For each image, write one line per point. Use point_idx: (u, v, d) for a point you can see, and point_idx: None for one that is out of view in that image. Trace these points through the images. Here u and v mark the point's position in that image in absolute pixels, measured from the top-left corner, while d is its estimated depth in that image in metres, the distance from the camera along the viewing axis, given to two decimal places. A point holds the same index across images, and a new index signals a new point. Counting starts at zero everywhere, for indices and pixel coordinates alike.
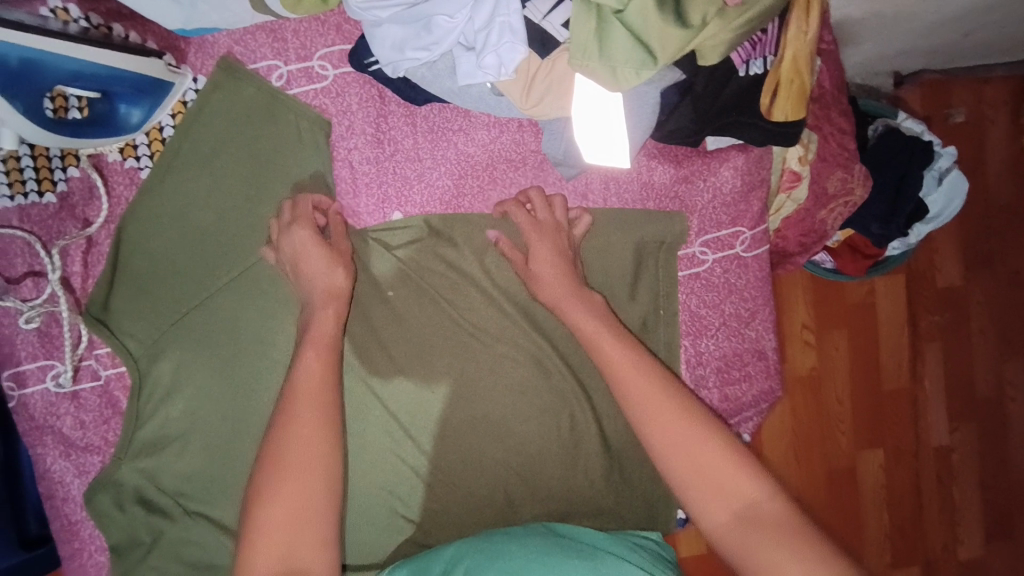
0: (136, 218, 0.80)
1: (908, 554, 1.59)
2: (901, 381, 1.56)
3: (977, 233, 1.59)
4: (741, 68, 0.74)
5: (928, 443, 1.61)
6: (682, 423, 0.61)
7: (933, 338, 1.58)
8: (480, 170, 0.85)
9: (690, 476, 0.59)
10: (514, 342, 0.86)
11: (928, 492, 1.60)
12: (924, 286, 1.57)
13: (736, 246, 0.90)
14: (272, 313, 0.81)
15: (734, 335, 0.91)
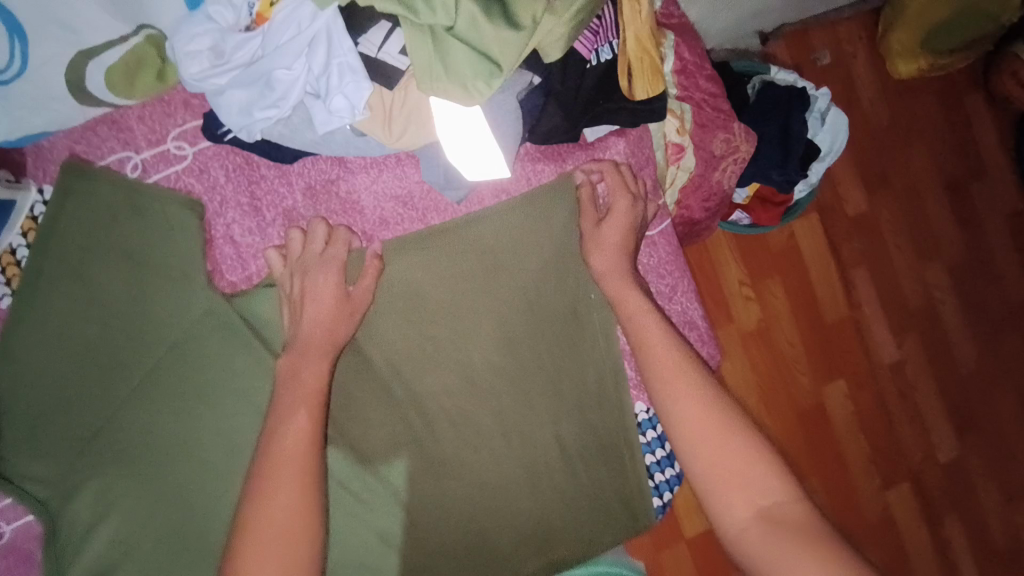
0: (14, 350, 0.73)
1: (893, 470, 1.65)
2: (841, 310, 1.63)
3: (868, 159, 1.68)
4: (592, 57, 0.75)
5: (883, 361, 1.68)
6: (712, 417, 0.67)
7: (858, 264, 1.66)
8: (369, 213, 0.82)
9: (714, 465, 0.64)
10: (451, 371, 0.83)
11: (898, 414, 1.67)
12: (839, 218, 1.66)
13: (640, 227, 0.89)
14: (187, 413, 0.75)
15: (662, 314, 0.89)
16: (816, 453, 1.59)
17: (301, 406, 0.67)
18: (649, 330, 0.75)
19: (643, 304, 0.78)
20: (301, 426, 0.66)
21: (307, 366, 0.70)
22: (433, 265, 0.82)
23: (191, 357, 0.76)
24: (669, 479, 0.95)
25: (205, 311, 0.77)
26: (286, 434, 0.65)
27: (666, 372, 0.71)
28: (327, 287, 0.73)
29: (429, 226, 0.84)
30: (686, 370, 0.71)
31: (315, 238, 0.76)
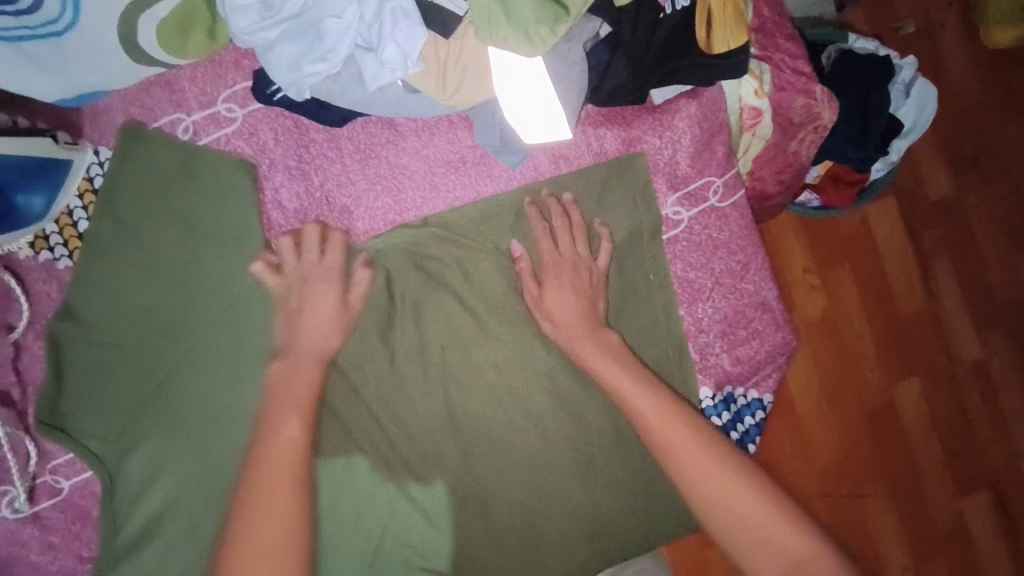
0: (72, 310, 0.73)
1: (973, 479, 1.47)
2: (916, 303, 1.48)
3: (958, 137, 1.51)
4: (665, 5, 0.70)
5: (964, 360, 1.50)
6: (719, 460, 0.64)
7: (941, 252, 1.50)
8: (419, 180, 0.77)
9: (738, 519, 0.61)
10: (501, 349, 0.78)
11: (981, 422, 1.49)
12: (921, 204, 1.50)
13: (711, 198, 0.81)
14: (235, 380, 0.74)
15: (732, 292, 0.80)
16: (888, 462, 1.43)
17: (291, 410, 0.65)
18: (617, 374, 0.71)
19: (611, 335, 0.74)
20: (292, 435, 0.64)
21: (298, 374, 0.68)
22: (475, 240, 0.78)
23: (239, 323, 0.74)
24: None
25: (259, 274, 0.74)
26: (272, 446, 0.62)
27: (658, 428, 0.66)
28: (325, 293, 0.71)
29: (480, 195, 0.78)
30: (676, 418, 0.67)
31: (309, 242, 0.72)
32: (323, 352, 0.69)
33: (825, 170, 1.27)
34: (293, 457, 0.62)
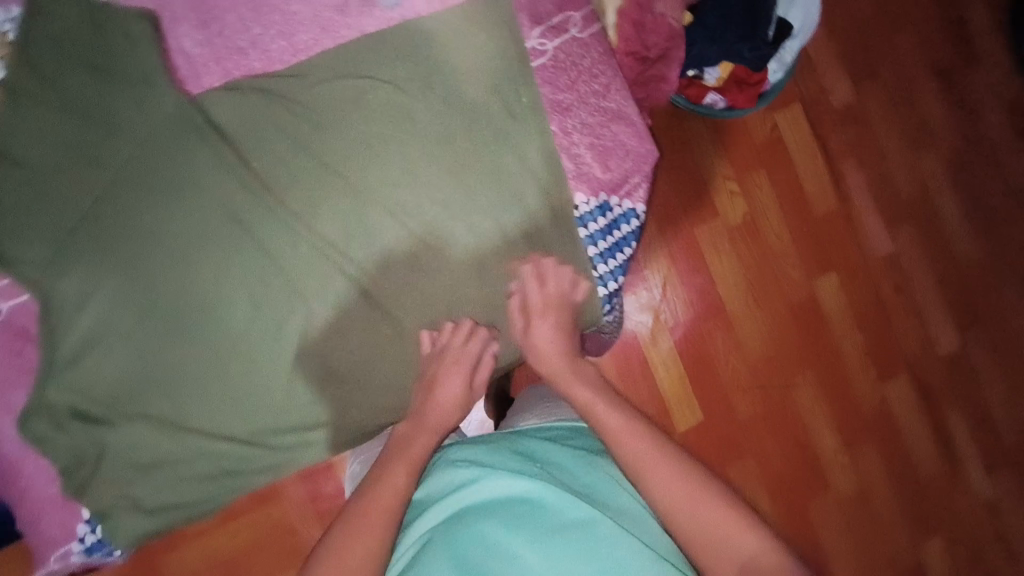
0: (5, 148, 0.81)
1: (890, 363, 1.54)
2: (830, 202, 1.52)
3: (848, 38, 1.56)
4: None
5: (876, 255, 1.57)
6: (681, 482, 0.80)
7: (846, 155, 1.55)
8: (309, 24, 0.88)
9: (638, 454, 0.83)
10: (393, 167, 0.86)
11: (896, 310, 1.56)
12: (825, 110, 1.55)
13: (572, 30, 0.92)
14: (157, 208, 0.83)
15: (598, 110, 0.92)
16: (810, 351, 1.49)
17: (426, 432, 0.91)
18: (542, 334, 0.94)
19: (631, 414, 0.90)
20: (398, 483, 0.84)
21: (436, 415, 0.92)
22: (359, 83, 0.87)
23: (153, 158, 0.84)
24: (614, 271, 0.96)
25: (171, 114, 0.84)
26: (396, 479, 0.84)
27: (639, 458, 0.83)
28: (452, 390, 0.92)
29: (365, 34, 0.88)
30: (639, 436, 0.85)
31: (459, 334, 0.90)
32: (443, 416, 0.93)
33: (726, 71, 1.32)
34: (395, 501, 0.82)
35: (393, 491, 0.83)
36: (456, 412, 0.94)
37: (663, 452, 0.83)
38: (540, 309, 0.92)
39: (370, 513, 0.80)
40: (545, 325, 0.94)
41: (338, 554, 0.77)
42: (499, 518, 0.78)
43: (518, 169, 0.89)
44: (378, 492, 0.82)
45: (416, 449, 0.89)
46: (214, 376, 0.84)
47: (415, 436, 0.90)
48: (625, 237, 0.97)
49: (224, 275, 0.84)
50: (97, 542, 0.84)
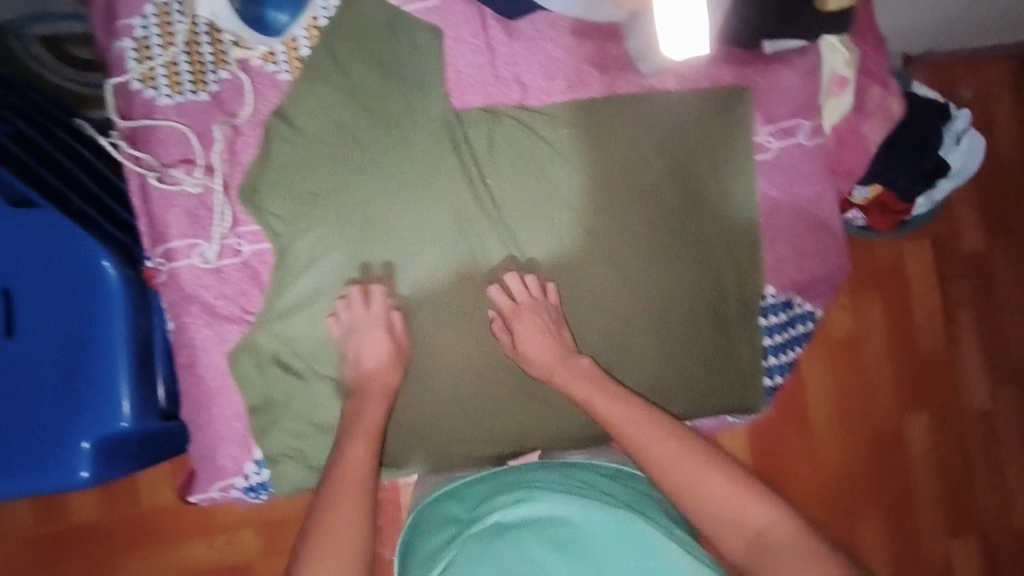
0: (288, 112, 0.90)
1: (963, 522, 1.40)
2: (937, 343, 1.40)
3: (996, 187, 1.43)
4: None
5: (972, 408, 1.42)
6: (719, 484, 0.73)
7: (962, 302, 1.43)
8: (570, 73, 0.94)
9: (641, 427, 0.79)
10: (609, 214, 0.93)
11: (981, 465, 1.41)
12: (953, 253, 1.42)
13: (799, 136, 0.98)
14: (396, 198, 0.91)
15: (805, 215, 0.97)
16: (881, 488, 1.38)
17: (360, 440, 0.82)
18: (536, 347, 0.88)
19: (634, 409, 0.82)
20: (359, 454, 0.81)
21: (370, 403, 0.85)
22: (600, 135, 0.94)
23: (402, 155, 0.91)
24: (782, 365, 0.98)
25: (432, 122, 0.92)
26: (350, 455, 0.80)
27: (675, 482, 0.74)
28: (378, 347, 0.87)
29: (617, 94, 0.94)
30: (690, 457, 0.75)
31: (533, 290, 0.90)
32: (388, 383, 0.87)
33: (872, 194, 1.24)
34: (362, 473, 0.79)
35: (361, 468, 0.79)
36: (378, 366, 0.87)
37: (678, 438, 0.77)
38: (523, 309, 0.88)
39: (336, 497, 0.76)
40: (535, 340, 0.88)
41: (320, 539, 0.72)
42: (534, 533, 0.69)
43: (717, 251, 0.95)
44: (337, 509, 0.75)
45: (364, 454, 0.81)
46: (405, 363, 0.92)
47: (359, 409, 0.85)
48: (799, 337, 0.99)
49: (434, 275, 0.92)
50: (256, 484, 0.91)
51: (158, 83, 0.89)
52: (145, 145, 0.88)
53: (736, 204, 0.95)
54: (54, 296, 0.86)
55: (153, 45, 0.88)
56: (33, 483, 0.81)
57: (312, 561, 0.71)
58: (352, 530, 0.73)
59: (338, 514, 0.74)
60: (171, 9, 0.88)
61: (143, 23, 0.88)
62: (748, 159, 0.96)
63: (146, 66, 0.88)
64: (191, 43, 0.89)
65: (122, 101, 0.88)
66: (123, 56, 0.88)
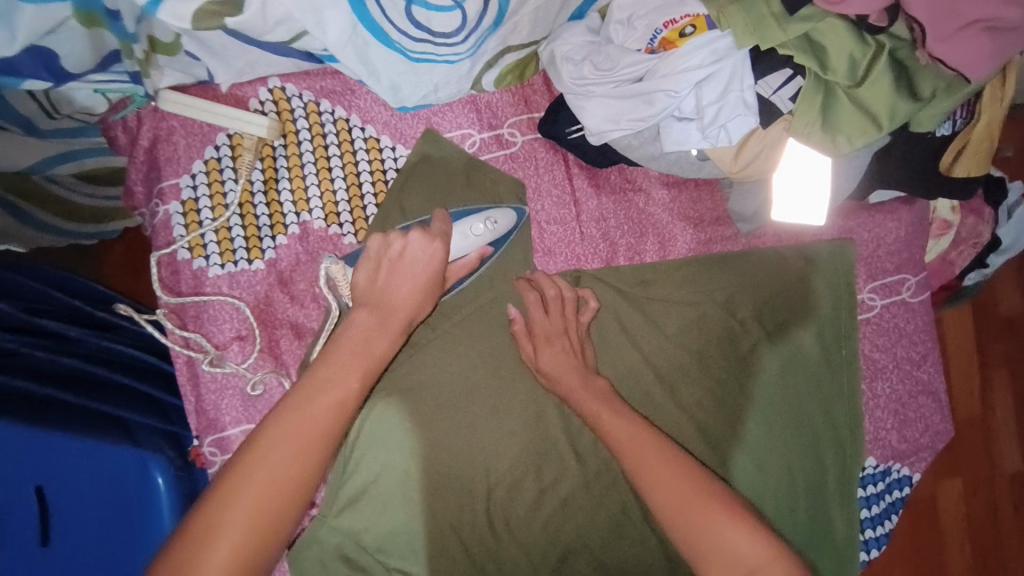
0: None
1: None
2: (971, 409, 1.26)
3: None
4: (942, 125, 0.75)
5: (1002, 470, 1.26)
6: (714, 512, 0.63)
7: (1001, 365, 1.26)
8: (661, 229, 0.86)
9: (632, 439, 0.71)
10: (700, 376, 0.85)
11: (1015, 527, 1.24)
12: (991, 317, 1.27)
13: (904, 292, 0.91)
14: (470, 369, 0.84)
15: (907, 378, 0.90)
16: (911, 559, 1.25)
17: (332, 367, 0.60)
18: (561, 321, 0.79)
19: (664, 444, 0.70)
20: (319, 408, 0.57)
21: (380, 341, 0.63)
22: (693, 300, 0.85)
23: (478, 326, 0.84)
24: (879, 537, 0.91)
25: (511, 287, 0.84)
26: (322, 407, 0.57)
27: (666, 502, 0.65)
28: (428, 258, 0.68)
29: (712, 253, 0.86)
30: (682, 478, 0.66)
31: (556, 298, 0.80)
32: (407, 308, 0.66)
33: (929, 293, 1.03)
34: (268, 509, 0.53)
35: (282, 478, 0.54)
36: (398, 314, 0.65)
37: (669, 461, 0.68)
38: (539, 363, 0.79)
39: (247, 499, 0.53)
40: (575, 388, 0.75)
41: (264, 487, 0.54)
42: None
43: (817, 421, 0.87)
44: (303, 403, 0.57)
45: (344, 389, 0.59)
46: (480, 551, 0.83)
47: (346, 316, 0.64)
48: (899, 505, 0.91)
49: (511, 449, 0.85)
50: None
51: (209, 251, 0.79)
52: (195, 322, 0.79)
53: (835, 368, 0.88)
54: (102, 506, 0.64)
55: (203, 208, 0.79)
56: None
57: (258, 479, 0.54)
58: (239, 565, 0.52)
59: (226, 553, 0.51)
60: (222, 165, 0.79)
61: (192, 184, 0.79)
62: (851, 320, 0.88)
63: (195, 232, 0.78)
64: (245, 205, 0.80)
65: (169, 272, 0.79)
66: (169, 222, 0.78)
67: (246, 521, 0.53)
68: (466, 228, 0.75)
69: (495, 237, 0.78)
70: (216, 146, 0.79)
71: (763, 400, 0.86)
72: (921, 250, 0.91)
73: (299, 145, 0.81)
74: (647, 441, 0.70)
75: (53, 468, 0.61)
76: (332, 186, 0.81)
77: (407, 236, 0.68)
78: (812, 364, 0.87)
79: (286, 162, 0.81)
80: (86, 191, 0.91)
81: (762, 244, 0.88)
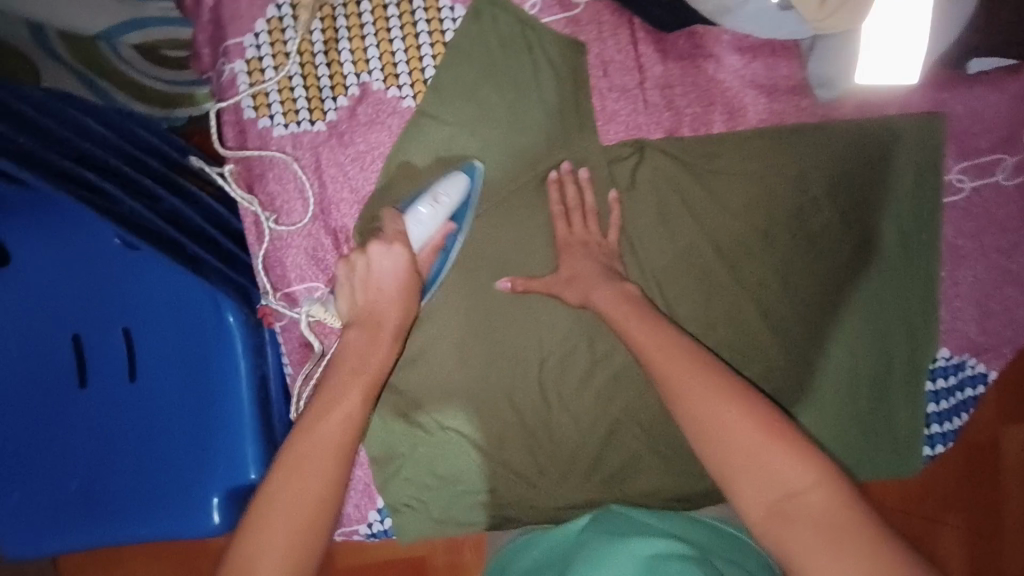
0: (413, 138, 0.80)
1: None
2: None
3: None
4: None
5: None
6: (743, 421, 0.60)
7: None
8: (730, 98, 0.82)
9: (655, 346, 0.68)
10: (766, 251, 0.82)
11: None
12: None
13: (998, 174, 0.83)
14: (526, 237, 0.82)
15: (994, 267, 0.84)
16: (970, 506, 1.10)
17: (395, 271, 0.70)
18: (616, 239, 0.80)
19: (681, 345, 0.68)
20: (351, 404, 0.62)
21: (374, 356, 0.67)
22: (760, 174, 0.81)
23: (533, 194, 0.82)
24: (946, 433, 0.87)
25: (570, 156, 0.82)
26: (328, 426, 0.60)
27: (703, 419, 0.61)
28: (394, 264, 0.70)
29: (785, 123, 0.82)
30: (719, 392, 0.62)
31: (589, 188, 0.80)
32: (405, 314, 0.70)
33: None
34: (338, 436, 0.60)
35: (339, 428, 0.60)
36: (385, 324, 0.69)
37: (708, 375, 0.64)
38: (579, 239, 0.79)
39: (314, 451, 0.58)
40: (589, 293, 0.75)
41: (299, 483, 0.57)
42: None
43: (886, 306, 0.83)
44: (307, 430, 0.60)
45: (350, 403, 0.62)
46: (532, 418, 0.85)
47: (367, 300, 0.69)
48: (972, 402, 0.87)
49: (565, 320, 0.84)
50: (380, 531, 0.89)
51: (272, 111, 0.80)
52: (258, 180, 0.81)
53: (912, 253, 0.83)
54: (179, 346, 0.74)
55: (267, 66, 0.80)
56: (152, 531, 0.74)
57: (313, 442, 0.59)
58: (318, 497, 0.57)
59: (295, 494, 0.56)
60: (284, 24, 0.80)
61: (255, 43, 0.79)
62: (935, 200, 0.82)
63: (260, 91, 0.80)
64: (307, 65, 0.80)
65: (236, 129, 0.80)
66: (234, 80, 0.80)
67: (306, 500, 0.56)
68: (417, 215, 0.73)
69: (453, 209, 0.76)
70: (277, 6, 0.80)
71: (831, 281, 0.82)
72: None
73: (359, 6, 0.80)
74: (673, 353, 0.66)
75: (133, 315, 0.73)
76: (391, 47, 0.81)
77: (367, 249, 0.70)
78: (890, 246, 0.82)
79: (348, 22, 0.80)
80: (168, 74, 0.91)
81: (843, 112, 0.82)
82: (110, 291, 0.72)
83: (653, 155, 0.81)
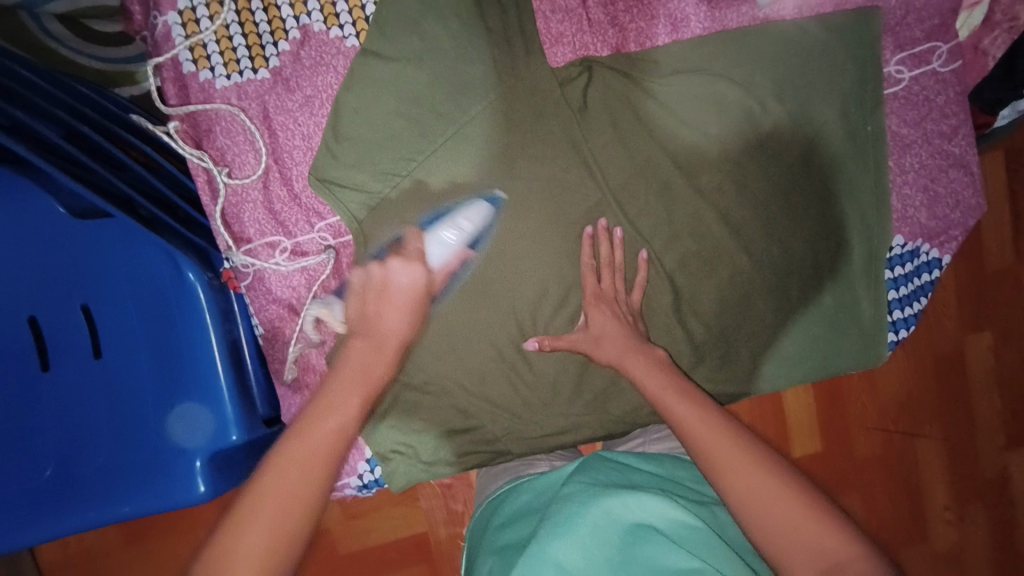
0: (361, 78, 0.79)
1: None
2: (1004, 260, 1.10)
3: None
4: None
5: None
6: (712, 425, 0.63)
7: None
8: (671, 11, 0.83)
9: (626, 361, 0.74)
10: (721, 157, 0.83)
11: None
12: None
13: (933, 62, 0.86)
14: (485, 167, 0.81)
15: (937, 153, 0.88)
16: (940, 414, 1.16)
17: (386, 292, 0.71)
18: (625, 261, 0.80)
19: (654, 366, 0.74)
20: (348, 405, 0.62)
21: (377, 363, 0.67)
22: (707, 80, 0.83)
23: (487, 124, 0.81)
24: (907, 318, 0.92)
25: (521, 81, 0.81)
26: (319, 428, 0.58)
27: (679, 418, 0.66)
28: (411, 282, 0.73)
29: (725, 28, 0.83)
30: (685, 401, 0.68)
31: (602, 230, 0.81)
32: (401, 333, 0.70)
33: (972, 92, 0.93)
34: (331, 436, 0.58)
35: (333, 433, 0.59)
36: (391, 337, 0.69)
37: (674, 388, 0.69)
38: None
39: (303, 450, 0.56)
40: (593, 309, 0.78)
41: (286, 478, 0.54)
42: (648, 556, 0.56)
43: (837, 199, 0.86)
44: (296, 436, 0.57)
45: (347, 405, 0.62)
46: (511, 349, 0.85)
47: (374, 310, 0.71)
48: (929, 287, 0.91)
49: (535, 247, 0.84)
50: (372, 481, 0.90)
51: (213, 62, 0.79)
52: (206, 135, 0.79)
53: (857, 146, 0.86)
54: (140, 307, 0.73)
55: (201, 16, 0.78)
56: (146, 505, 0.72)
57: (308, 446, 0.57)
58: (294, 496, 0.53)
59: (272, 497, 0.52)
60: None
61: None
62: (876, 91, 0.85)
63: (197, 42, 0.78)
64: (244, 12, 0.79)
65: (177, 85, 0.79)
66: (169, 33, 0.78)
67: (284, 501, 0.53)
68: (441, 236, 0.77)
69: (472, 237, 0.79)
70: None
71: (784, 180, 0.85)
72: (954, 12, 0.85)
73: None
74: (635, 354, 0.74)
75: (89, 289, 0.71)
76: None
77: (387, 263, 0.74)
78: (836, 140, 0.85)
79: None
80: (95, 52, 0.86)
81: (782, 13, 0.83)
82: (58, 269, 0.70)
83: (601, 72, 0.82)
